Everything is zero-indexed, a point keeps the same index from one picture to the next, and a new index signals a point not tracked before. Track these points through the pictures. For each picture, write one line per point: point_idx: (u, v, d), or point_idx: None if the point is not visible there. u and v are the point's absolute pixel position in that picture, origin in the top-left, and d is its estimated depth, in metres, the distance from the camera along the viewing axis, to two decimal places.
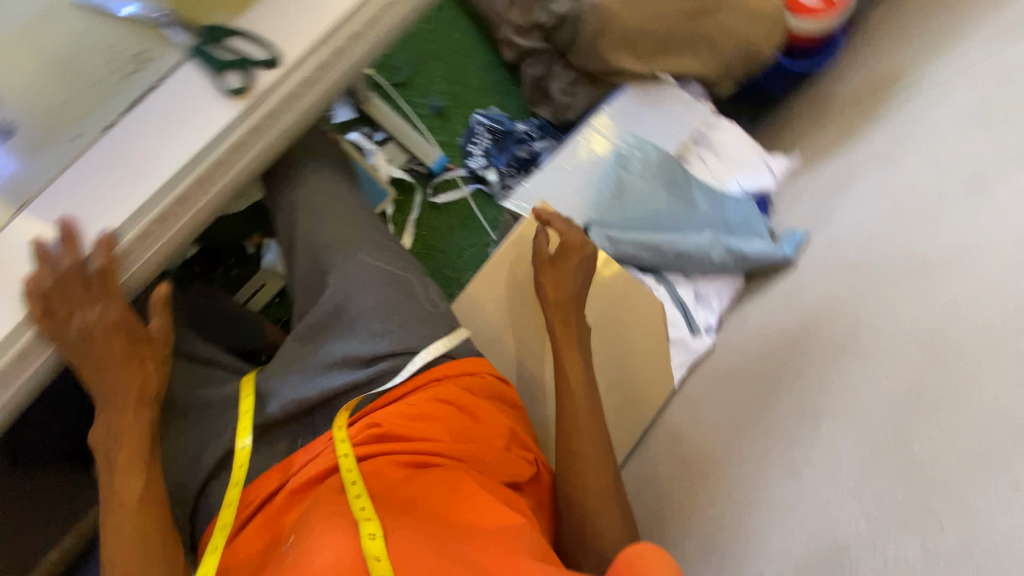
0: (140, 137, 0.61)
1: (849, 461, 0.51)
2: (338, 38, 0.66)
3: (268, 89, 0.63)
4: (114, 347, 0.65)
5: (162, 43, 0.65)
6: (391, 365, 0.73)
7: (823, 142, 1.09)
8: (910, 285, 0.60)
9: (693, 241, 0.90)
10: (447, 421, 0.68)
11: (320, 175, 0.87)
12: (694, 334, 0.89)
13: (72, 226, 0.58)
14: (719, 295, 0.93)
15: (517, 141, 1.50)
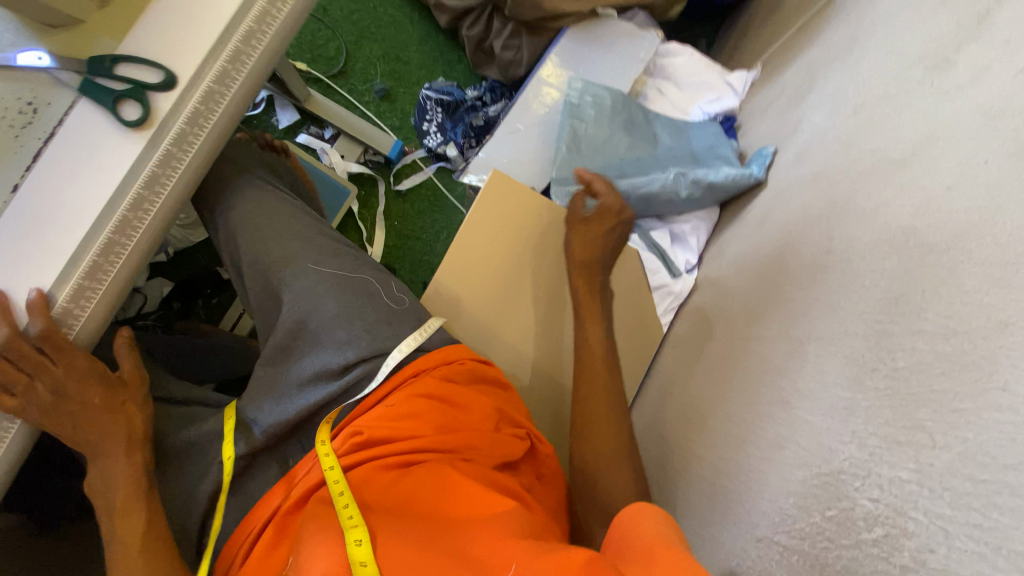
0: (49, 190, 0.57)
1: (836, 385, 0.48)
2: (231, 42, 0.61)
3: (170, 114, 0.59)
4: (92, 398, 0.62)
5: (48, 84, 0.58)
6: (365, 370, 0.73)
7: (781, 46, 1.02)
8: (883, 184, 0.56)
9: (657, 181, 0.85)
10: (429, 416, 0.69)
11: (253, 189, 0.84)
12: (675, 277, 0.86)
13: (3, 296, 0.54)
14: (696, 232, 0.88)
15: (469, 110, 1.44)
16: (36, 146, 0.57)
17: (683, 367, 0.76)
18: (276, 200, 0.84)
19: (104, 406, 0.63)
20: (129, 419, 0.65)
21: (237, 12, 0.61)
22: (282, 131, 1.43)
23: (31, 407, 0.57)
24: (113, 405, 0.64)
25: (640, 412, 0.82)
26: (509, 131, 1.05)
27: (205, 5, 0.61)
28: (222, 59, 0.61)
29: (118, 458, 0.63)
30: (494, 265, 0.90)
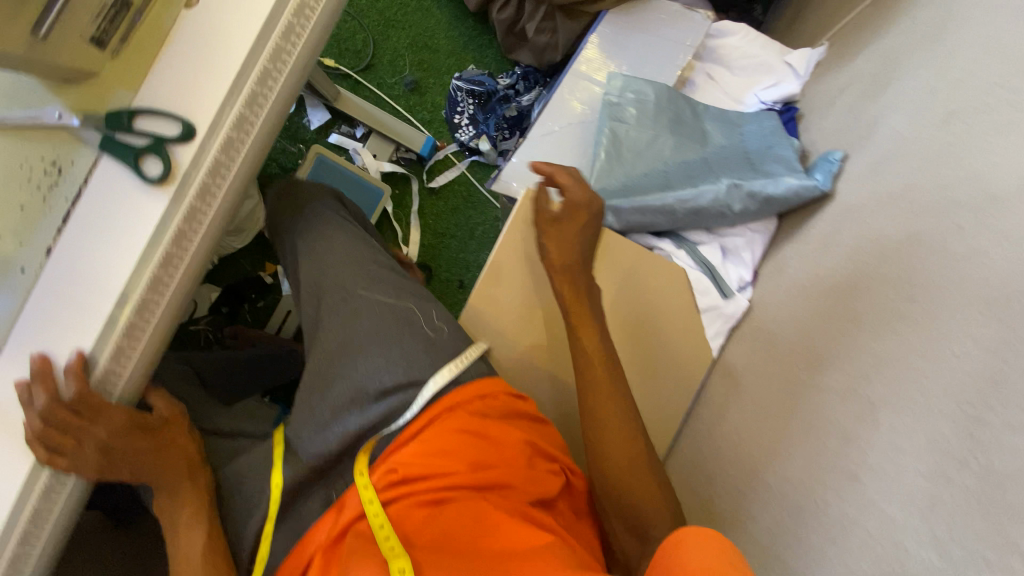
0: (83, 252, 0.57)
1: (915, 471, 0.43)
2: (246, 83, 0.58)
3: (191, 166, 0.58)
4: (138, 446, 0.63)
5: (69, 143, 0.57)
6: (402, 400, 0.70)
7: (852, 23, 0.90)
8: (980, 220, 0.48)
9: (708, 193, 0.78)
10: (464, 452, 0.67)
11: (320, 209, 0.84)
12: (727, 297, 0.79)
13: (46, 359, 0.56)
14: (751, 245, 0.81)
15: (502, 100, 1.37)
16: (65, 207, 0.57)
17: (733, 401, 0.71)
18: (337, 221, 0.83)
19: (153, 448, 0.64)
20: (176, 456, 0.67)
21: (251, 52, 0.58)
22: (314, 131, 1.40)
23: (87, 466, 0.59)
24: (159, 447, 0.65)
25: (685, 442, 0.77)
26: (543, 133, 0.97)
27: (219, 46, 0.58)
28: (239, 105, 0.58)
29: (173, 490, 0.66)
30: (538, 280, 0.85)
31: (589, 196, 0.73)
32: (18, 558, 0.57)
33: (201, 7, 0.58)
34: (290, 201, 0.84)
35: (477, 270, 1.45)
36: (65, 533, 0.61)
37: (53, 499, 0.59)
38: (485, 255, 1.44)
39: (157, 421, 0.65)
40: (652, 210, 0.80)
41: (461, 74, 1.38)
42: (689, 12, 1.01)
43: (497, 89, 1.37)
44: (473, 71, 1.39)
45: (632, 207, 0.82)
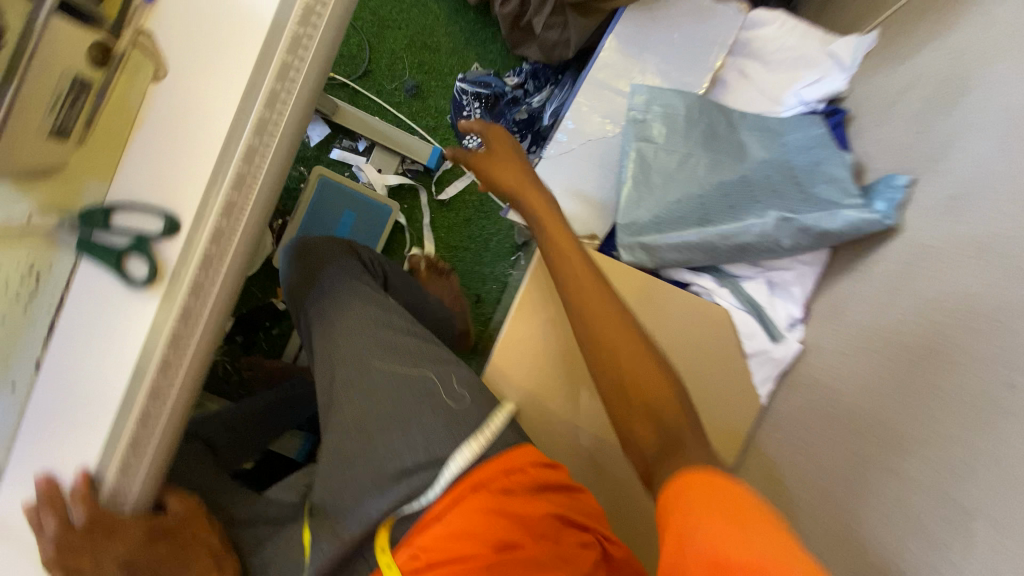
0: (76, 363, 0.53)
1: None
2: (230, 165, 0.51)
3: (179, 263, 0.52)
4: (159, 551, 0.59)
5: (45, 248, 0.52)
6: (424, 480, 0.67)
7: (912, 9, 0.78)
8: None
9: (755, 228, 0.70)
10: (490, 534, 0.62)
11: (333, 273, 0.81)
12: (776, 340, 0.72)
13: (51, 479, 0.53)
14: (801, 279, 0.73)
15: (510, 101, 1.27)
16: (48, 318, 0.52)
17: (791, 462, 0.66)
18: (349, 288, 0.79)
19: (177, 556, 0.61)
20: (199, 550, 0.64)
21: (234, 129, 0.51)
22: (315, 148, 1.32)
23: None
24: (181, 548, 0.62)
25: None
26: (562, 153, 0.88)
27: (198, 124, 0.51)
28: (225, 190, 0.51)
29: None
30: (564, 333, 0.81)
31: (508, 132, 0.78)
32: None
33: (172, 80, 0.51)
34: (304, 269, 0.82)
35: (494, 283, 1.38)
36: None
37: None
38: (502, 266, 1.38)
39: (174, 520, 0.61)
40: (692, 247, 0.73)
41: (464, 75, 1.29)
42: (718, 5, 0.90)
43: (503, 90, 1.27)
44: (477, 72, 1.29)
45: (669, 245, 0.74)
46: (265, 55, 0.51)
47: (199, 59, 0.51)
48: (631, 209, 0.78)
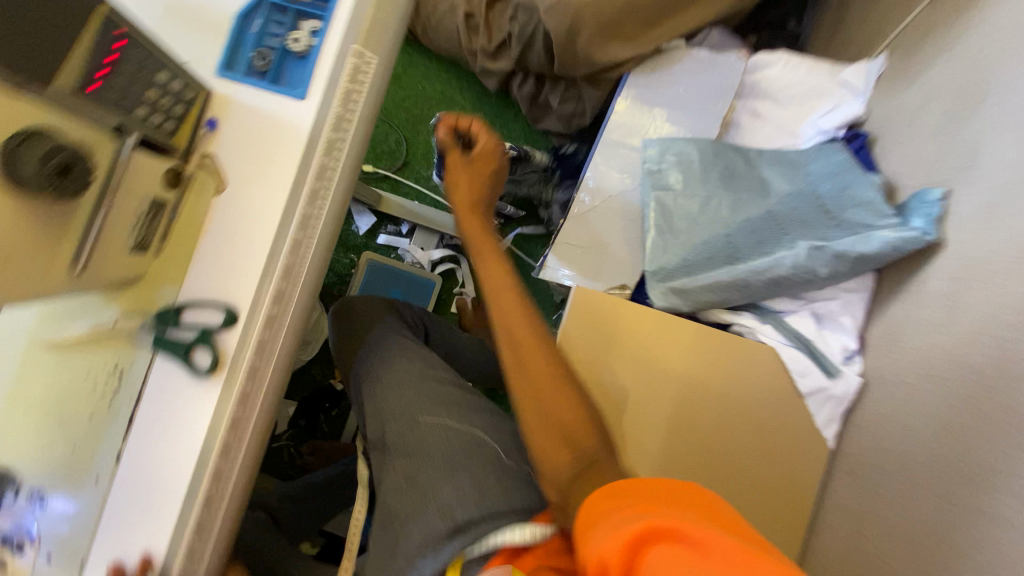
0: (151, 450, 0.57)
1: None
2: (279, 257, 0.58)
3: (239, 351, 0.57)
4: None
5: (129, 349, 0.58)
6: (467, 542, 0.64)
7: (911, 31, 0.81)
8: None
9: (788, 261, 0.72)
10: None
11: (377, 326, 0.88)
12: (832, 376, 0.73)
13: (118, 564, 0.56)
14: (849, 308, 0.75)
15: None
16: (128, 412, 0.58)
17: (901, 510, 0.61)
18: (395, 342, 0.85)
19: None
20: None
21: (281, 228, 0.58)
22: (363, 236, 1.43)
23: None
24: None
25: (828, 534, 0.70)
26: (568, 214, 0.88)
27: (252, 226, 0.58)
28: (275, 280, 0.58)
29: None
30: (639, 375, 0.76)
31: (492, 140, 0.82)
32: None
33: (230, 194, 0.59)
34: (348, 330, 0.89)
35: None
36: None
37: None
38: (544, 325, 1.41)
39: None
40: (725, 286, 0.75)
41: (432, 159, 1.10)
42: (724, 54, 0.93)
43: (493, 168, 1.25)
44: None
45: (701, 287, 0.76)
46: (305, 160, 0.59)
47: (250, 174, 0.59)
48: (658, 260, 0.78)
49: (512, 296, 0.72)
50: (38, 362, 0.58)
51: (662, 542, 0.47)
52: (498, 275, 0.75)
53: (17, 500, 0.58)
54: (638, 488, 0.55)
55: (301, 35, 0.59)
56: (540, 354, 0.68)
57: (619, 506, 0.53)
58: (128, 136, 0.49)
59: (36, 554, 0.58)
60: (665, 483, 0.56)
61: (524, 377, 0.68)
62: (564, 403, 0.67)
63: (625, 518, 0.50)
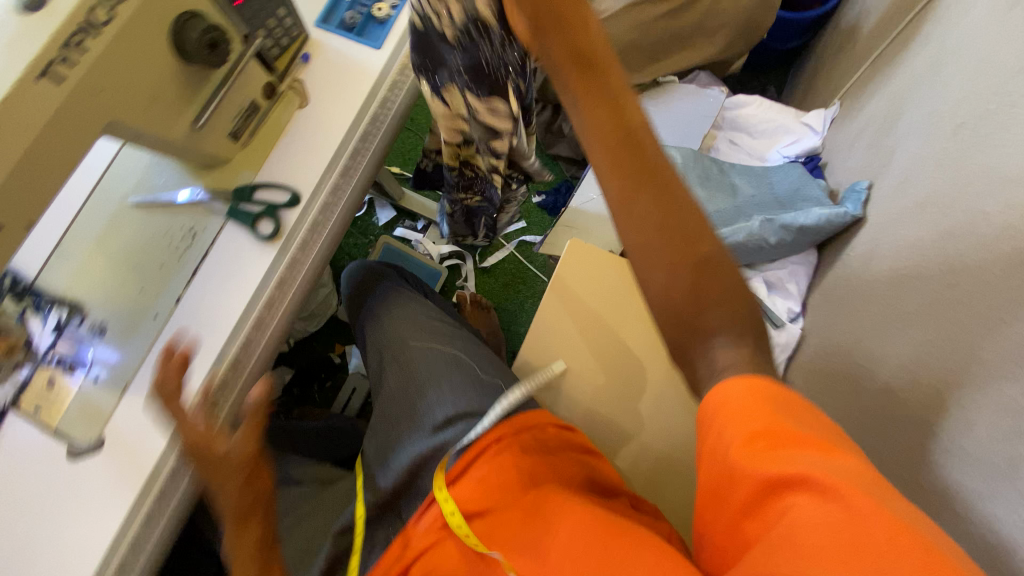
0: (207, 294, 0.69)
1: None
2: (341, 158, 0.74)
3: (296, 225, 0.71)
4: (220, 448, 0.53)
5: (204, 216, 0.72)
6: (461, 427, 0.75)
7: (857, 82, 1.02)
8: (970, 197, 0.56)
9: (743, 229, 0.84)
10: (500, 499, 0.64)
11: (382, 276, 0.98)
12: (779, 328, 0.84)
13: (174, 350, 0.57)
14: (795, 277, 0.87)
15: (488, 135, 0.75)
16: (194, 264, 0.70)
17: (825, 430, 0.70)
18: (396, 288, 0.95)
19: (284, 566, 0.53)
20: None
21: (345, 138, 0.74)
22: (382, 227, 1.58)
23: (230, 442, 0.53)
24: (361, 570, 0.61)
25: None
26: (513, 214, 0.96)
27: (323, 135, 0.74)
28: (334, 176, 0.74)
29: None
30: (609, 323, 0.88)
31: None
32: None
33: (310, 110, 0.75)
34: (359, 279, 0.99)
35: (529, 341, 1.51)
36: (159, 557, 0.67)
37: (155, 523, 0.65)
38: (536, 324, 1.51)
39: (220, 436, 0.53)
40: None
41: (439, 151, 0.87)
42: (708, 89, 1.14)
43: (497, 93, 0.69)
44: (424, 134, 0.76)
45: None
46: (372, 93, 0.76)
47: (328, 97, 0.76)
48: None
49: (612, 128, 0.48)
50: (129, 218, 0.71)
51: (787, 494, 0.40)
52: (606, 106, 0.49)
53: (81, 328, 0.69)
54: (745, 409, 0.43)
55: (384, 6, 0.78)
56: (670, 208, 0.45)
57: (726, 427, 0.44)
58: (251, 45, 0.66)
59: (87, 373, 0.68)
60: (776, 399, 0.44)
61: (637, 232, 0.46)
62: (711, 292, 0.45)
63: (738, 449, 0.43)
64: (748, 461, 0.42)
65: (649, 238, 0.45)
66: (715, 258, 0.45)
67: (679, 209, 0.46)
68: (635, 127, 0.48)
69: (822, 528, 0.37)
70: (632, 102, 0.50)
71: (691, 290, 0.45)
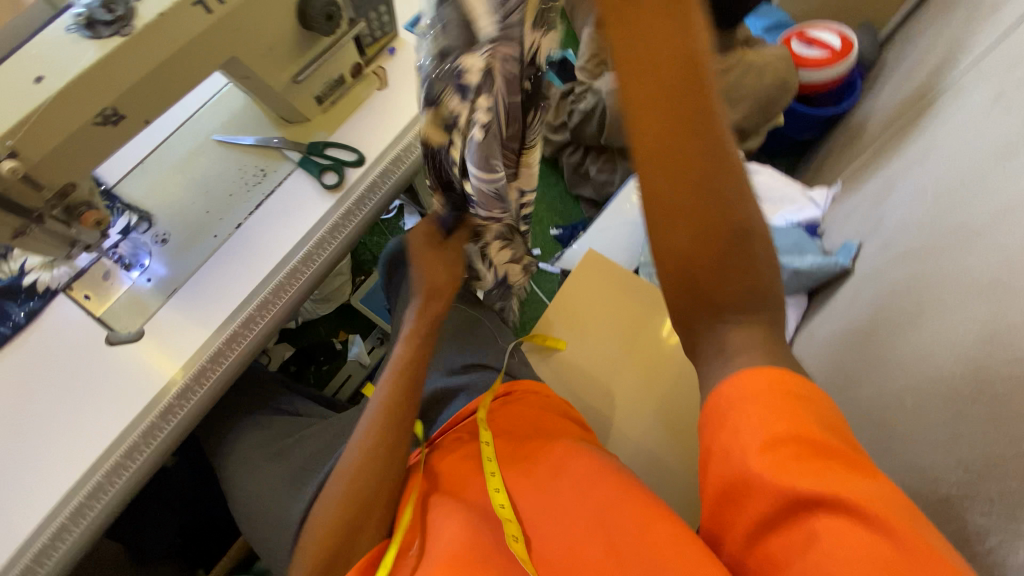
0: (268, 227, 0.77)
1: (971, 436, 0.50)
2: (406, 135, 0.84)
3: (357, 182, 0.80)
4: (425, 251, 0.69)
5: (277, 160, 0.81)
6: (468, 380, 0.79)
7: (858, 167, 1.15)
8: (943, 244, 0.65)
9: None
10: (517, 448, 0.66)
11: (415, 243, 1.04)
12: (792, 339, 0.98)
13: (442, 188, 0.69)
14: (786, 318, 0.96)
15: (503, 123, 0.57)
16: (260, 199, 0.78)
17: None
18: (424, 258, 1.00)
19: (397, 419, 0.65)
20: (363, 491, 0.61)
21: (413, 120, 0.85)
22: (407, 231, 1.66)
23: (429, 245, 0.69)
24: (379, 479, 0.62)
25: None
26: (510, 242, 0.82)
27: (394, 114, 0.85)
28: (398, 149, 0.84)
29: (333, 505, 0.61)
30: (614, 326, 0.95)
31: None
32: (117, 471, 0.66)
33: (387, 93, 0.86)
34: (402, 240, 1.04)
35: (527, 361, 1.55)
36: (166, 453, 0.70)
37: (170, 419, 0.69)
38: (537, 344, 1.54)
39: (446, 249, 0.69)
40: None
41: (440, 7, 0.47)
42: None
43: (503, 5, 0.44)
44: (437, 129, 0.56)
45: None
46: None
47: (404, 87, 0.87)
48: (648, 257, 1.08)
49: (666, 54, 0.40)
50: (210, 151, 0.80)
51: (818, 515, 0.37)
52: (667, 21, 0.40)
53: (145, 235, 0.76)
54: (772, 415, 0.40)
55: None
56: (704, 167, 0.41)
57: (745, 432, 0.41)
58: (353, 28, 0.78)
59: (141, 275, 0.75)
60: (811, 406, 0.41)
61: (655, 191, 0.42)
62: (727, 264, 0.43)
63: (759, 458, 0.40)
64: (777, 473, 0.39)
65: (657, 182, 0.42)
66: (745, 229, 0.42)
67: (711, 173, 0.41)
68: (701, 65, 0.40)
69: (856, 553, 0.35)
70: (700, 27, 0.41)
71: (691, 249, 0.42)
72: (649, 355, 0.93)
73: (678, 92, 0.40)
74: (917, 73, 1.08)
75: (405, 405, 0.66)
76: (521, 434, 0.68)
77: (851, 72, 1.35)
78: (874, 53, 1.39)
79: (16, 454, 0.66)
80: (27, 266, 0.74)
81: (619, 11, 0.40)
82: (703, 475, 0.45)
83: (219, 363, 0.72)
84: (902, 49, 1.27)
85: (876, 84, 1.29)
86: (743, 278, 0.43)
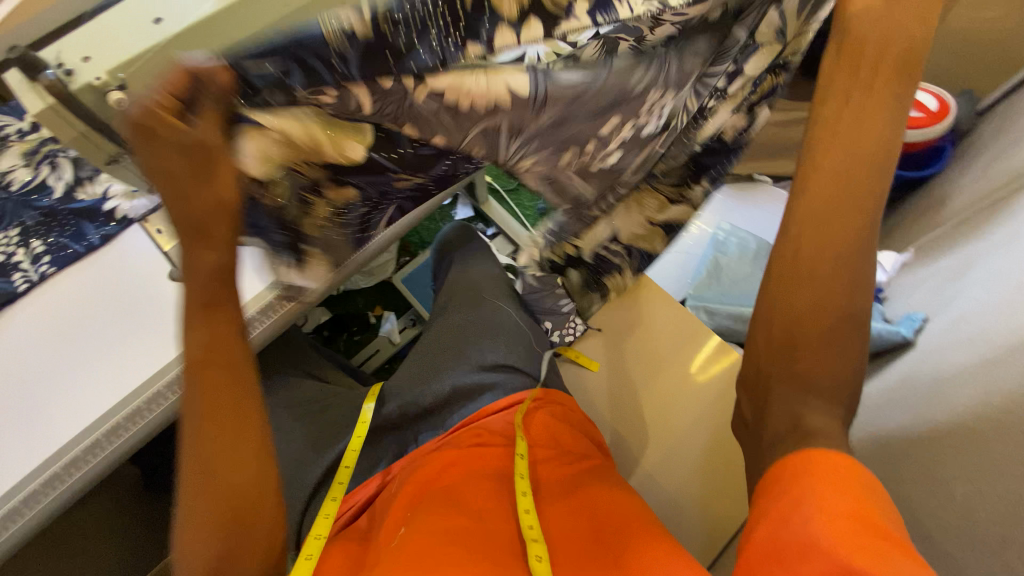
0: None
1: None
2: None
3: None
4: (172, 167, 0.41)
5: None
6: (500, 377, 0.78)
7: (936, 236, 1.08)
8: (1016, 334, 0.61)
9: None
10: (555, 474, 0.66)
11: (470, 234, 1.05)
12: None
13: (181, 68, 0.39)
14: None
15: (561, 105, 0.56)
16: None
17: None
18: (477, 251, 1.00)
19: (232, 405, 0.46)
20: (241, 479, 0.45)
21: None
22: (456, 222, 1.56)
23: (170, 150, 0.41)
24: (234, 457, 0.45)
25: None
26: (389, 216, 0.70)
27: None
28: None
29: (194, 507, 0.45)
30: (656, 353, 0.93)
31: None
32: (151, 404, 0.69)
33: None
34: (461, 230, 1.05)
35: None
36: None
37: None
38: None
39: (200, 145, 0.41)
40: (742, 319, 0.97)
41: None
42: None
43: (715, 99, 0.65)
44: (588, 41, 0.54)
45: (722, 312, 0.99)
46: None
47: None
48: (698, 292, 1.05)
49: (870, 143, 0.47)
50: None
51: None
52: (875, 118, 0.47)
53: None
54: (830, 488, 0.40)
55: None
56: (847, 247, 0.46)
57: (804, 500, 0.40)
58: None
59: None
60: (870, 494, 0.40)
61: (795, 249, 0.47)
62: (830, 337, 0.46)
63: (822, 523, 0.38)
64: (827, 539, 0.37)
65: (811, 230, 0.47)
66: (853, 320, 0.46)
67: (856, 261, 0.46)
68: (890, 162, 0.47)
69: None
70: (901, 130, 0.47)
71: (808, 303, 0.46)
72: (686, 388, 0.90)
73: (853, 179, 0.46)
74: (1016, 150, 1.02)
75: (234, 349, 0.48)
76: (547, 448, 0.69)
77: (943, 138, 1.29)
78: (970, 122, 1.32)
79: (67, 366, 0.70)
80: (111, 192, 0.80)
81: (844, 81, 0.47)
82: (747, 532, 0.43)
83: (265, 318, 0.75)
84: (1002, 123, 1.20)
85: (967, 154, 1.23)
86: (832, 362, 0.46)
